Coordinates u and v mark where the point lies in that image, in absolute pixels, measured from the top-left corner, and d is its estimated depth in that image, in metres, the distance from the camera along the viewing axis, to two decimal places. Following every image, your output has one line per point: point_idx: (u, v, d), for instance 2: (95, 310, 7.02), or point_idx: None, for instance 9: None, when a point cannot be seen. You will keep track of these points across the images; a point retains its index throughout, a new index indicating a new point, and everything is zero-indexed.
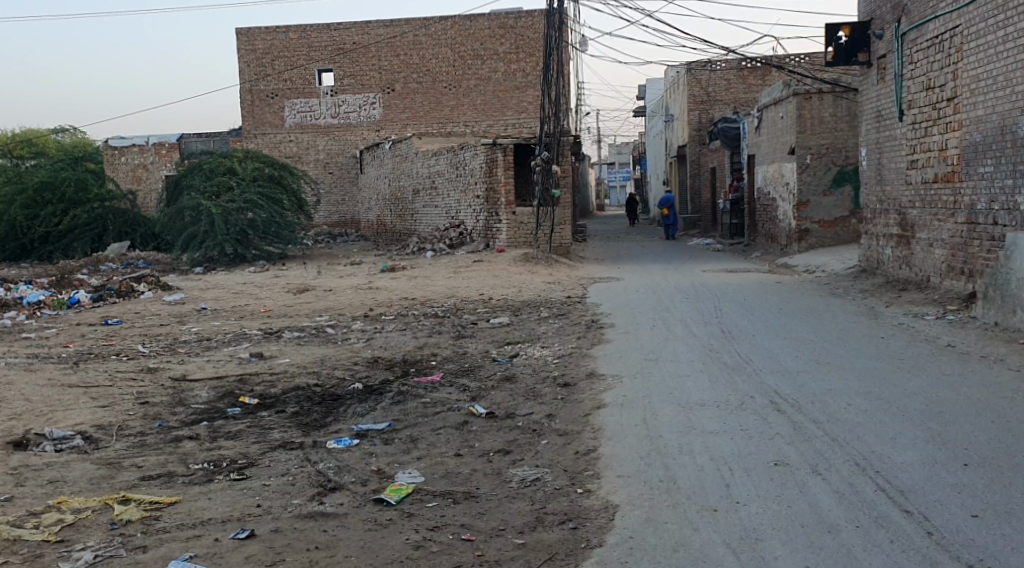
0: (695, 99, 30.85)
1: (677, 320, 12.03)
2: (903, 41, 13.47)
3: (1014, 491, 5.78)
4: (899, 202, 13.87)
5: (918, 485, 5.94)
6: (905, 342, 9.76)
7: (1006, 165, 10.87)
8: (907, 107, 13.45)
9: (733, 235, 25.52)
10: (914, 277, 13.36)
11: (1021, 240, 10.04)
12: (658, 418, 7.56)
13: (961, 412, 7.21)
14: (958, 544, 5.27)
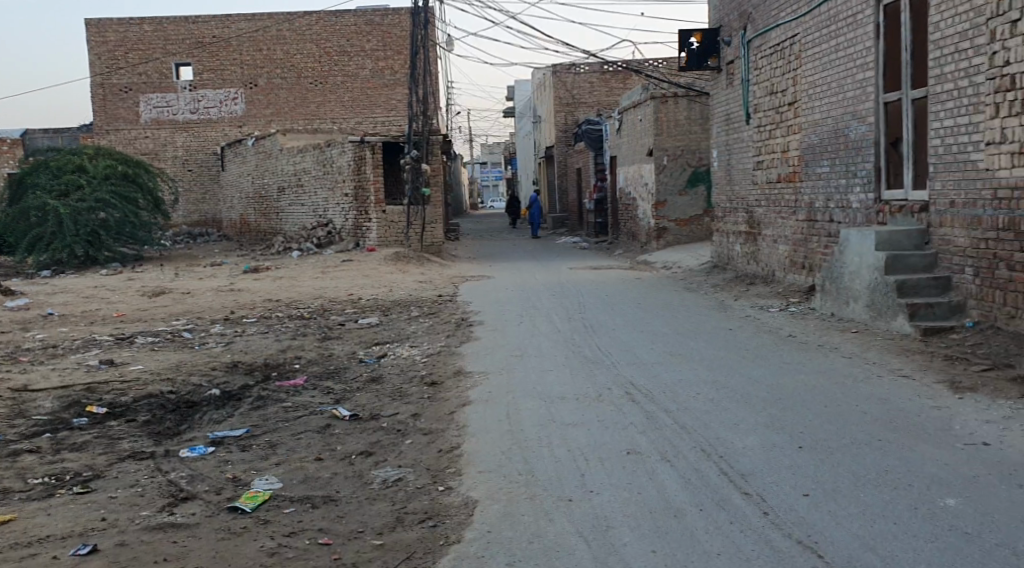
0: (561, 101, 31.30)
1: (543, 316, 12.22)
2: (749, 48, 14.00)
3: (843, 471, 6.12)
4: (747, 200, 14.42)
5: (757, 468, 6.23)
6: (751, 333, 10.20)
7: (841, 165, 11.46)
8: (753, 110, 14.00)
9: (599, 234, 26.14)
10: (761, 272, 13.92)
11: (850, 236, 10.43)
12: (521, 412, 7.69)
13: (798, 398, 7.60)
14: (791, 521, 5.52)
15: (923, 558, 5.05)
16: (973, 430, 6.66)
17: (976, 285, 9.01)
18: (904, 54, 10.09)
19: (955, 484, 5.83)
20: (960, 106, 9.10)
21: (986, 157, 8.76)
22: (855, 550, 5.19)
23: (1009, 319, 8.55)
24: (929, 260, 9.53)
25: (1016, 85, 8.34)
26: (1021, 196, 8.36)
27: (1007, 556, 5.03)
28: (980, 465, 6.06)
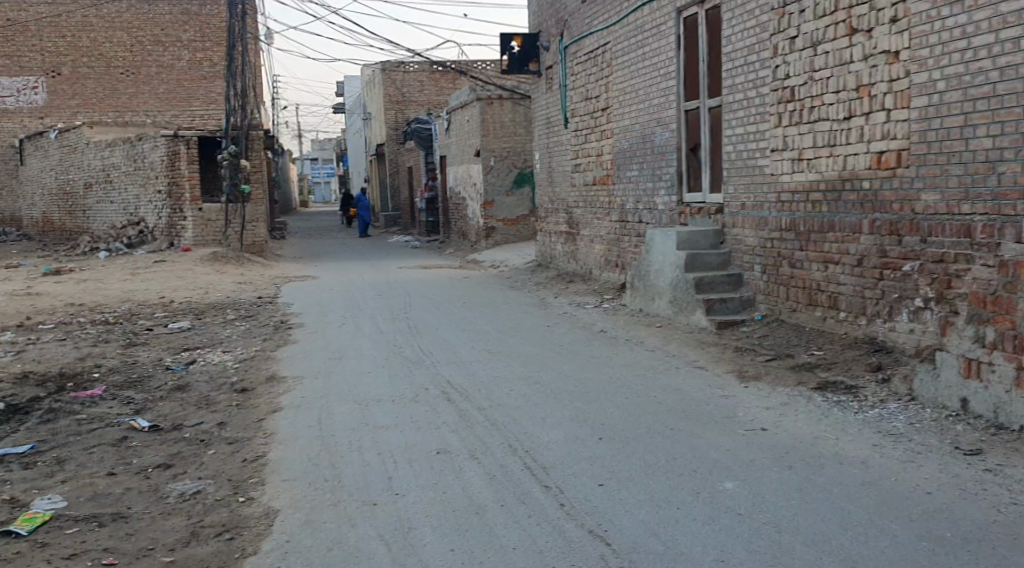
0: (391, 99, 30.80)
1: (366, 317, 12.14)
2: (565, 54, 14.36)
3: (636, 461, 6.34)
4: (567, 202, 14.76)
5: (560, 460, 6.41)
6: (568, 329, 10.49)
7: (648, 168, 11.91)
8: (570, 114, 14.37)
9: (431, 232, 26.14)
10: (580, 271, 14.30)
11: (654, 236, 10.69)
12: (334, 416, 7.64)
13: (603, 390, 7.86)
14: (584, 511, 5.69)
15: (700, 540, 5.21)
16: (756, 417, 6.99)
17: (765, 282, 9.56)
18: (701, 65, 10.60)
19: (734, 468, 6.08)
20: (749, 115, 9.62)
21: (771, 163, 9.29)
22: (639, 534, 5.36)
23: (792, 312, 9.11)
24: (724, 257, 10.06)
25: (796, 97, 8.88)
26: (801, 199, 8.92)
27: (772, 532, 5.23)
28: (759, 449, 6.35)
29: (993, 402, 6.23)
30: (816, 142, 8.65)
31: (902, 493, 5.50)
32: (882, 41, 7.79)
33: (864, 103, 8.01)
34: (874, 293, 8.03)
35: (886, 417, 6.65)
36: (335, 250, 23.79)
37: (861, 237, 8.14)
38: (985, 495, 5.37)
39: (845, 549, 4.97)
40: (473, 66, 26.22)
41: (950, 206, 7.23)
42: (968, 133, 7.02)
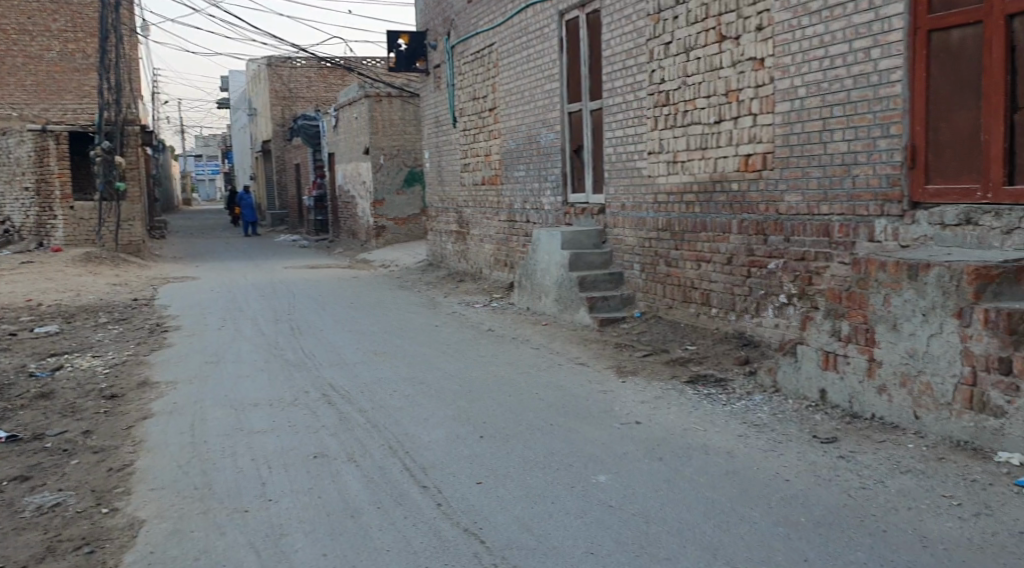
0: (277, 94, 29.97)
1: (246, 319, 11.90)
2: (452, 53, 14.38)
3: (514, 456, 6.28)
4: (456, 201, 14.75)
5: (439, 459, 6.35)
6: (455, 328, 10.53)
7: (534, 169, 12.02)
8: (458, 114, 14.37)
9: (319, 231, 25.79)
10: (470, 270, 14.35)
11: (541, 236, 10.74)
12: (208, 421, 7.52)
13: (486, 389, 7.88)
14: (461, 509, 5.57)
15: (572, 534, 5.09)
16: (631, 410, 6.97)
17: (643, 280, 9.70)
18: (582, 68, 10.71)
19: (607, 461, 6.02)
20: (627, 117, 9.74)
21: (648, 165, 9.42)
22: (512, 531, 5.23)
23: (668, 309, 9.26)
24: (605, 257, 10.18)
25: (670, 101, 9.02)
26: (675, 200, 9.05)
27: (641, 522, 5.12)
28: (633, 441, 6.31)
29: (849, 393, 6.11)
30: (688, 145, 8.79)
31: (762, 482, 5.39)
32: (749, 48, 7.89)
33: (732, 107, 8.12)
34: (743, 290, 8.16)
35: (750, 410, 6.54)
36: (219, 250, 23.27)
37: (731, 236, 8.26)
38: (839, 482, 5.25)
39: (710, 537, 4.88)
40: (357, 61, 25.71)
41: (811, 207, 7.34)
42: (827, 137, 7.09)
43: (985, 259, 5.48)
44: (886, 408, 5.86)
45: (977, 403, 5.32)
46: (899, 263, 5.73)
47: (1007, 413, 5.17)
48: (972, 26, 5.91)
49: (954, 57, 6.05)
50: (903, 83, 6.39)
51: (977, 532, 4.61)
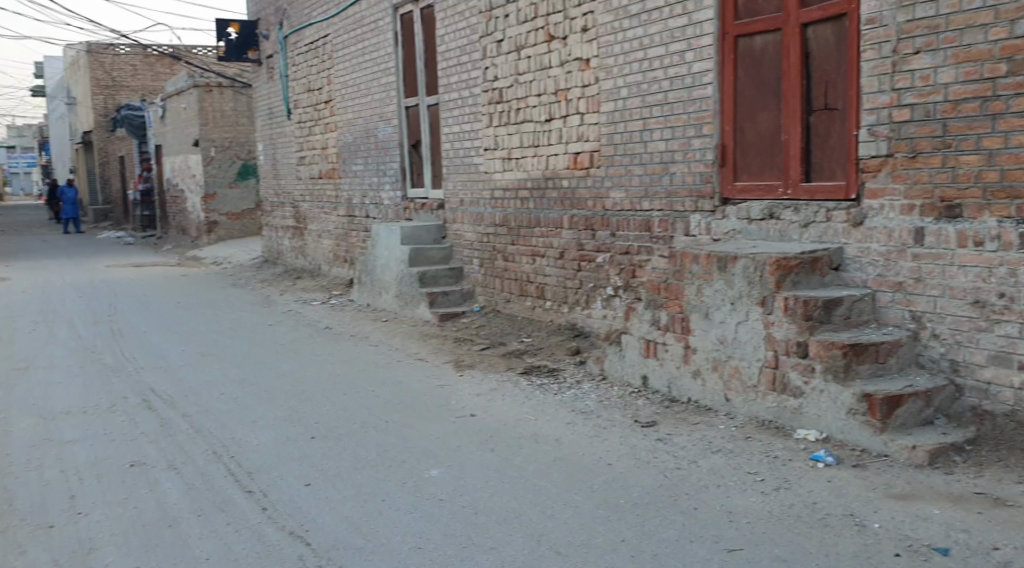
0: (99, 83, 28.75)
1: (62, 322, 11.40)
2: (285, 43, 14.21)
3: (344, 455, 5.93)
4: (292, 195, 14.56)
5: (266, 462, 5.90)
6: (290, 327, 10.42)
7: (371, 164, 12.04)
8: (293, 105, 14.19)
9: (146, 227, 24.88)
10: (308, 266, 14.21)
11: (379, 232, 10.77)
12: (13, 432, 6.97)
13: (319, 390, 7.60)
14: (288, 513, 5.12)
15: (403, 529, 4.77)
16: (465, 403, 6.86)
17: (482, 275, 9.86)
18: (418, 62, 10.77)
19: (440, 456, 5.75)
20: (463, 113, 9.86)
21: (484, 161, 9.55)
22: (340, 530, 4.85)
23: (506, 302, 9.43)
24: (445, 253, 10.30)
25: (504, 98, 9.16)
26: (511, 196, 9.20)
27: (470, 514, 4.90)
28: (467, 436, 6.08)
29: (667, 378, 6.20)
30: (523, 142, 8.95)
31: (585, 466, 5.34)
32: (575, 48, 8.05)
33: (562, 105, 8.29)
34: (574, 283, 8.38)
35: (579, 397, 6.59)
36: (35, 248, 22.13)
37: (563, 232, 8.47)
38: (656, 463, 5.23)
39: (540, 525, 4.66)
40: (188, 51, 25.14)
41: (632, 203, 7.55)
42: (647, 136, 7.27)
43: (786, 251, 5.53)
44: (701, 391, 5.93)
45: (779, 384, 5.34)
46: (710, 254, 5.78)
47: (804, 392, 5.19)
48: (772, 33, 6.22)
49: (758, 62, 6.34)
50: (713, 85, 6.63)
51: (776, 505, 4.53)
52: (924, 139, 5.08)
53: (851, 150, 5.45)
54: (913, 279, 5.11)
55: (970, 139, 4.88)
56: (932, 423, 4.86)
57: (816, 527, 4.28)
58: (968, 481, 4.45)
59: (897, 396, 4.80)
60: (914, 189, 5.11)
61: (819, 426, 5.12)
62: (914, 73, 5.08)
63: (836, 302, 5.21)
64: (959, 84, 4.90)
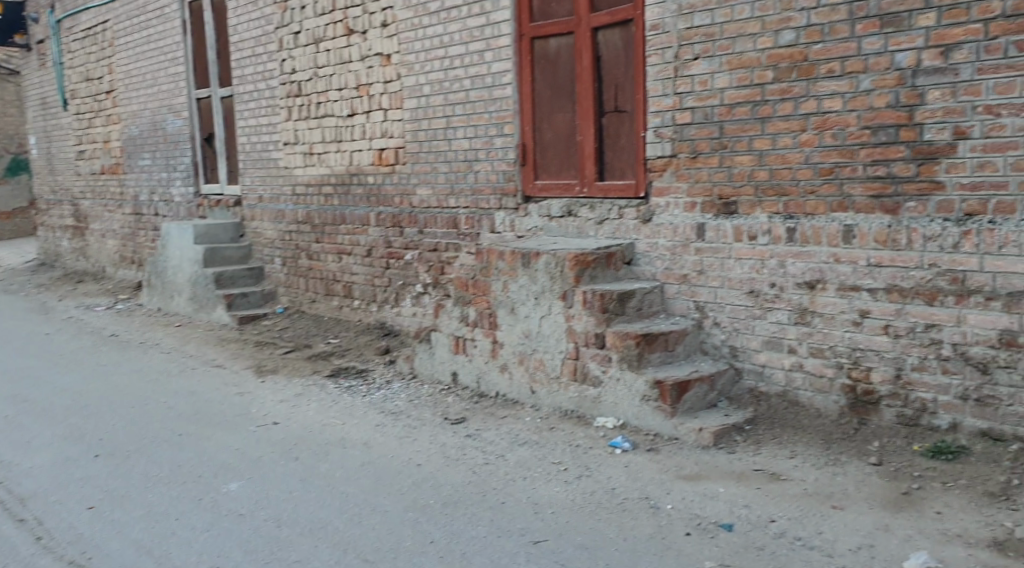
0: None
1: None
2: (59, 28, 12.76)
3: (133, 475, 5.15)
4: (71, 192, 13.13)
5: (42, 486, 5.07)
6: (70, 335, 9.16)
7: (160, 159, 10.99)
8: (70, 96, 12.80)
9: None
10: (91, 269, 12.77)
11: (172, 229, 9.53)
12: None
13: (103, 400, 6.67)
14: (66, 542, 4.43)
15: (197, 550, 4.27)
16: (267, 411, 6.21)
17: (285, 274, 9.14)
18: (209, 52, 9.93)
19: (240, 469, 5.18)
20: (259, 106, 9.17)
21: (283, 156, 8.92)
22: (127, 556, 4.27)
23: (311, 303, 8.83)
24: (243, 252, 9.44)
25: (303, 92, 8.62)
26: (313, 192, 8.65)
27: (272, 527, 4.45)
28: (267, 445, 5.51)
29: (475, 373, 6.08)
30: (324, 138, 8.45)
31: (392, 469, 5.04)
32: (375, 44, 7.76)
33: (364, 101, 7.95)
34: (382, 281, 8.01)
35: (388, 396, 6.25)
36: None
37: (369, 229, 8.08)
38: (465, 460, 5.09)
39: (346, 534, 4.33)
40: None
41: (440, 200, 7.40)
42: (450, 134, 7.22)
43: (584, 246, 5.62)
44: (507, 385, 5.88)
45: (580, 374, 5.41)
46: (514, 251, 5.73)
47: (603, 382, 5.30)
48: (565, 36, 6.44)
49: (553, 63, 6.54)
50: (512, 86, 6.74)
51: (578, 494, 4.52)
52: (703, 140, 5.29)
53: (639, 151, 5.65)
54: (696, 271, 5.34)
55: (744, 140, 5.11)
56: (715, 406, 5.08)
57: (615, 512, 4.29)
58: (749, 458, 4.63)
59: (684, 381, 4.99)
60: (695, 188, 5.34)
61: (616, 414, 5.24)
62: (693, 79, 5.28)
63: (630, 294, 5.35)
64: (732, 89, 5.12)
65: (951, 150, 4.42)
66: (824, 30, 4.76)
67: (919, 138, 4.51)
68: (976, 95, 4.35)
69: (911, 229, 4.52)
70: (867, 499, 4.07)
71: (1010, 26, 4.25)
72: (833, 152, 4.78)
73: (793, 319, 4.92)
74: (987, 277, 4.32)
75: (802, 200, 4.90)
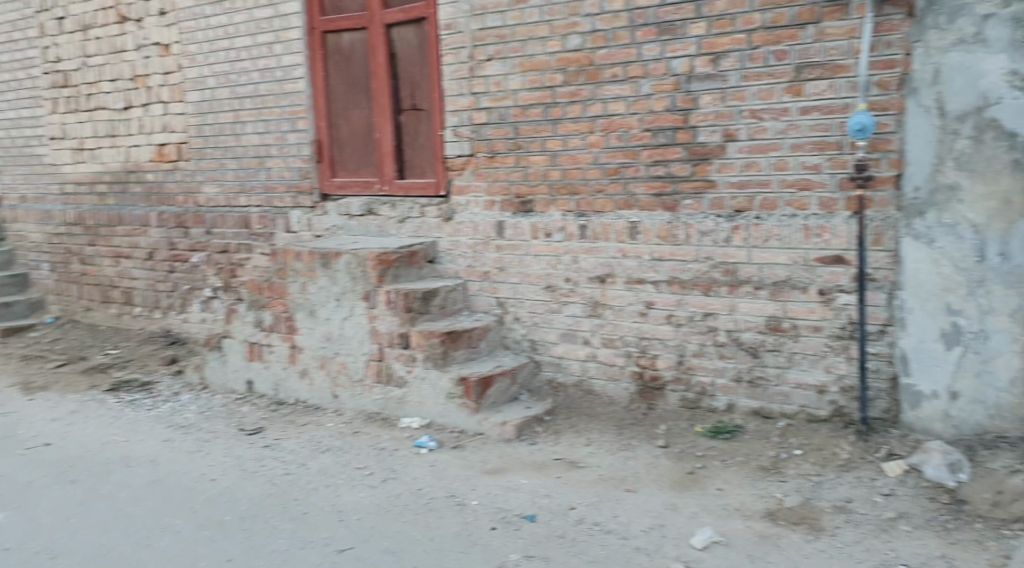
0: None
1: None
2: None
3: None
4: None
5: None
6: None
7: None
8: None
9: None
10: None
11: None
12: None
13: None
14: None
15: None
16: (37, 431, 5.70)
17: (53, 280, 8.44)
18: None
19: (8, 497, 4.78)
20: (20, 98, 8.38)
21: (51, 152, 8.24)
22: None
23: (86, 311, 8.19)
24: (5, 257, 8.61)
25: (70, 82, 7.99)
26: (85, 191, 8.06)
27: (47, 559, 4.17)
28: (40, 468, 5.11)
29: (274, 380, 5.96)
30: (95, 132, 7.88)
31: (182, 486, 4.79)
32: (152, 33, 7.24)
33: (141, 93, 7.42)
34: (166, 286, 7.55)
35: (178, 409, 5.96)
36: None
37: (150, 230, 7.61)
38: (263, 472, 4.91)
39: (132, 560, 4.12)
40: None
41: (229, 198, 7.05)
42: (239, 129, 6.84)
43: (386, 246, 5.70)
44: (308, 391, 5.81)
45: (384, 375, 5.45)
46: (312, 250, 5.69)
47: (407, 382, 5.37)
48: (359, 31, 6.20)
49: (347, 59, 6.29)
50: (305, 80, 6.44)
51: (384, 497, 4.50)
52: (499, 140, 5.51)
53: (436, 149, 5.81)
54: (496, 268, 5.55)
55: (537, 141, 5.35)
56: (518, 399, 5.30)
57: (421, 514, 4.31)
58: (548, 448, 4.85)
59: (487, 377, 5.15)
60: (494, 186, 5.55)
61: (422, 413, 5.32)
62: (488, 79, 5.48)
63: (433, 292, 5.48)
64: (525, 91, 5.35)
65: (721, 151, 4.76)
66: (608, 36, 5.03)
67: (693, 140, 4.83)
68: (742, 99, 4.68)
69: (689, 224, 4.87)
70: (655, 480, 4.37)
71: (769, 37, 4.59)
72: (619, 152, 5.07)
73: (586, 312, 5.22)
74: (755, 268, 4.70)
75: (593, 198, 5.18)
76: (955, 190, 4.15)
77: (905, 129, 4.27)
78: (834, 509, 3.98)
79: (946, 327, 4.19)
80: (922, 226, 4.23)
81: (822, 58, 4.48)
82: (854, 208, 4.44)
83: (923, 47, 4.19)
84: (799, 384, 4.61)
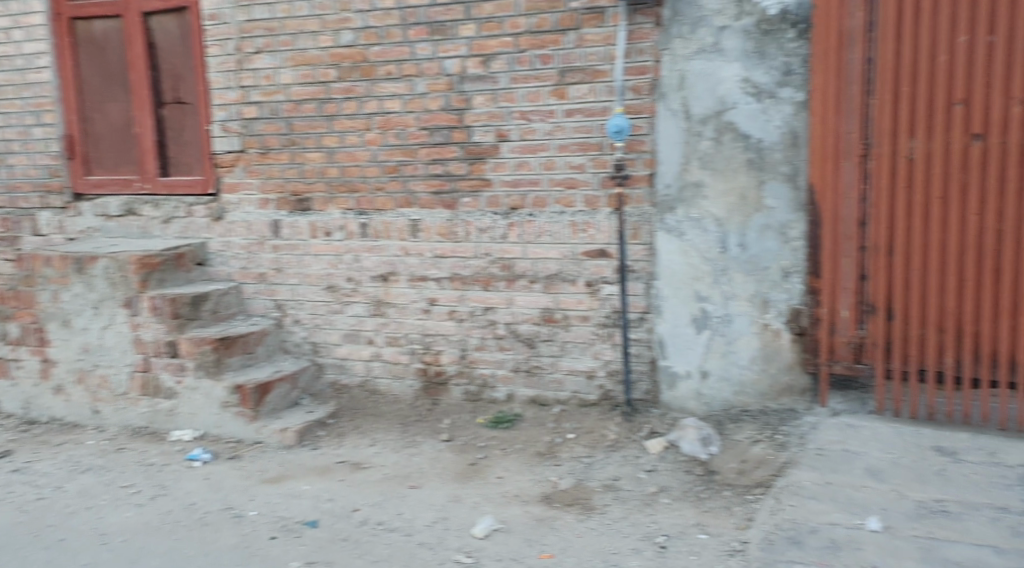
0: None
1: None
2: None
3: None
4: None
5: None
6: None
7: None
8: None
9: None
10: None
11: None
12: None
13: None
14: None
15: None
16: None
17: None
18: None
19: None
20: None
21: None
22: None
23: None
24: None
25: None
26: None
27: None
28: None
29: (23, 398, 5.80)
30: None
31: None
32: None
33: None
34: None
35: None
36: None
37: None
38: (12, 499, 4.73)
39: None
40: None
41: None
42: None
43: (149, 248, 5.56)
44: (63, 408, 5.69)
45: (151, 388, 5.39)
46: (63, 256, 5.49)
47: (177, 393, 5.32)
48: (112, 19, 5.92)
49: (98, 48, 5.98)
50: (51, 70, 6.02)
51: (153, 515, 4.46)
52: (271, 136, 5.51)
53: (204, 145, 5.71)
54: (273, 269, 5.57)
55: (313, 137, 5.40)
56: (299, 403, 5.36)
57: (196, 528, 4.30)
58: (331, 452, 4.95)
59: (264, 384, 5.17)
60: (268, 184, 5.53)
61: (193, 425, 5.29)
62: (257, 73, 5.47)
63: (203, 297, 5.41)
64: (298, 86, 5.38)
65: (495, 150, 4.97)
66: (380, 33, 5.15)
67: (468, 140, 5.02)
68: (512, 101, 4.91)
69: (467, 222, 5.08)
70: (439, 475, 4.59)
71: (535, 40, 4.82)
72: (396, 151, 5.20)
73: (369, 311, 5.36)
74: (529, 263, 4.96)
75: (372, 196, 5.29)
76: (700, 187, 4.54)
77: (655, 131, 4.62)
78: (603, 487, 4.32)
79: (696, 312, 4.60)
80: (673, 221, 4.60)
81: (582, 62, 4.75)
82: (615, 204, 4.76)
83: (670, 55, 4.54)
84: (571, 371, 4.93)
